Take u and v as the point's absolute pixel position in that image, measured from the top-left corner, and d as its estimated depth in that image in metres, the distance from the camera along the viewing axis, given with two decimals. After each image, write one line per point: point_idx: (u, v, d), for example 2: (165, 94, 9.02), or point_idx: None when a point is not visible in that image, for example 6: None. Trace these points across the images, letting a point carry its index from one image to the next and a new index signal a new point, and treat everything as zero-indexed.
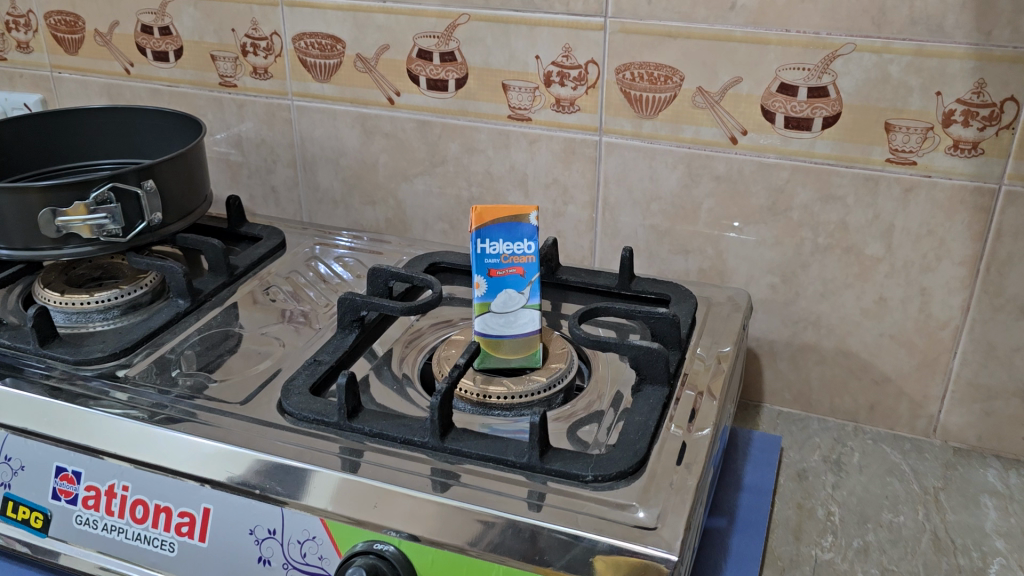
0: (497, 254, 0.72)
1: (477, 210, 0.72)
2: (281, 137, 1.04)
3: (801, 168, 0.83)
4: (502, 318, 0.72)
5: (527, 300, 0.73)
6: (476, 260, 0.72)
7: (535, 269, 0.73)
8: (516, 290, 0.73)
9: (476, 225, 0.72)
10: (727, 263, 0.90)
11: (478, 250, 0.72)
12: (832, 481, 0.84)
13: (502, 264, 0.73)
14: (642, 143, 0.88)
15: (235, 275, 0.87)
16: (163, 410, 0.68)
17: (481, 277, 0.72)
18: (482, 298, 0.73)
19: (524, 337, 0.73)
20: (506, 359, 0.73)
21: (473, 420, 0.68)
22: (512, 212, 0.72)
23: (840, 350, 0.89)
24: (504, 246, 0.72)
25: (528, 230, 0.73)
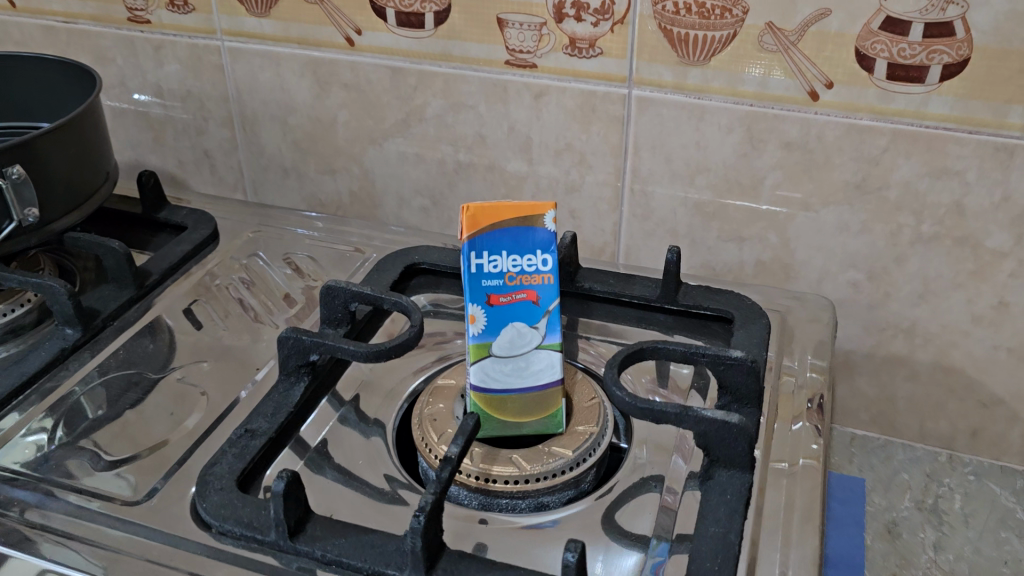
0: (500, 274, 0.52)
1: (470, 211, 0.51)
2: (211, 88, 0.80)
3: (905, 134, 0.61)
4: (509, 365, 0.52)
5: (544, 338, 0.53)
6: (471, 282, 0.52)
7: (554, 293, 0.53)
8: (529, 323, 0.53)
9: (470, 232, 0.51)
10: (794, 255, 0.69)
11: (472, 268, 0.51)
12: (934, 539, 0.65)
13: (507, 287, 0.52)
14: (687, 99, 0.66)
15: (145, 287, 0.66)
16: (31, 520, 0.47)
17: (478, 308, 0.52)
18: (481, 337, 0.52)
19: (541, 392, 0.52)
20: (515, 424, 0.52)
21: (465, 541, 0.47)
22: (520, 213, 0.52)
23: (938, 366, 0.70)
24: (510, 261, 0.52)
25: (542, 238, 0.52)
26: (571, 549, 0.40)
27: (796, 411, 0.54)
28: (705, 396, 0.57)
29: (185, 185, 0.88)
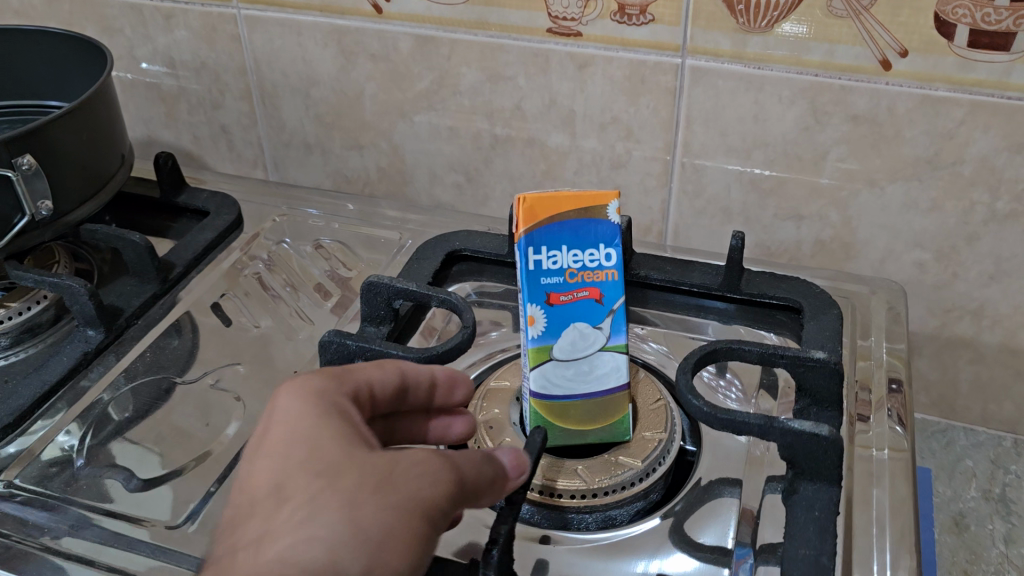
0: (560, 271, 0.48)
1: (527, 202, 0.47)
2: (227, 59, 0.75)
3: (985, 106, 0.57)
4: (573, 369, 0.49)
5: (608, 339, 0.49)
6: (529, 280, 0.47)
7: (618, 290, 0.49)
8: (591, 323, 0.49)
9: (527, 225, 0.47)
10: (856, 234, 0.66)
11: (530, 265, 0.47)
12: (1003, 532, 0.62)
13: (568, 285, 0.48)
14: (745, 69, 0.61)
15: (168, 283, 0.63)
16: (63, 548, 0.45)
17: (536, 308, 0.48)
18: (540, 339, 0.48)
19: (607, 397, 0.49)
20: (580, 432, 0.49)
21: (526, 565, 0.45)
22: (581, 204, 0.48)
23: (1005, 347, 0.67)
24: (571, 257, 0.48)
25: (605, 230, 0.48)
26: None
27: (875, 399, 0.53)
28: (777, 397, 0.53)
29: (203, 162, 0.84)
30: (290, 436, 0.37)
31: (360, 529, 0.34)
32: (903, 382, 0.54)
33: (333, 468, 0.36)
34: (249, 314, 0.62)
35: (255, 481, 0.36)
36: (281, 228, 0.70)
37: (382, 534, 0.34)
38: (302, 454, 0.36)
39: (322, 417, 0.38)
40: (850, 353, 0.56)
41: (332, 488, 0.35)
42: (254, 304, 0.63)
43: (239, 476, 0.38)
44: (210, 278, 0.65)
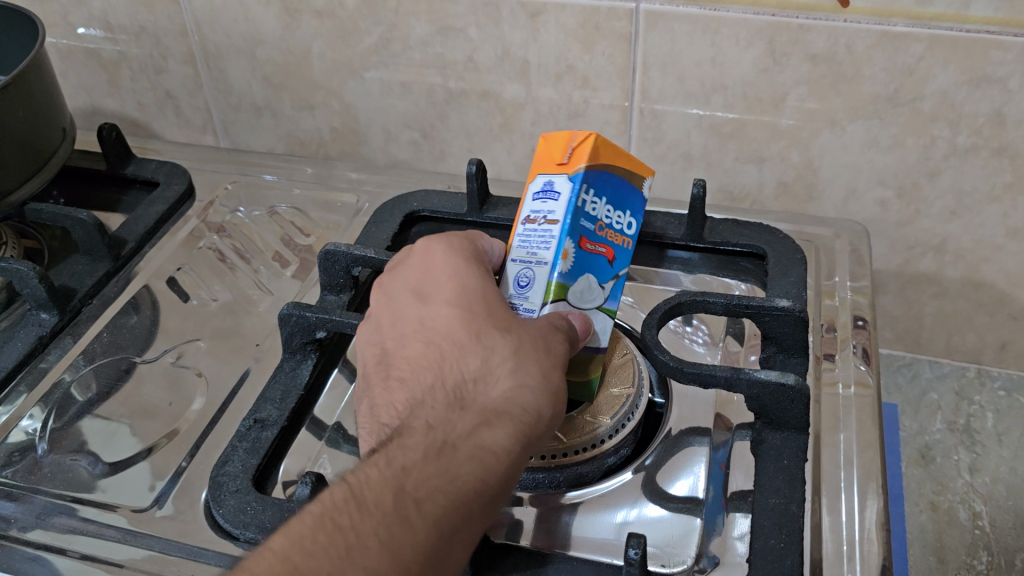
0: (595, 218, 0.47)
1: (592, 140, 0.47)
2: (166, 22, 0.72)
3: (944, 40, 0.56)
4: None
5: (607, 301, 0.47)
6: (574, 215, 0.46)
7: (629, 260, 0.48)
8: (600, 280, 0.47)
9: (591, 162, 0.47)
10: (818, 174, 0.65)
11: (577, 200, 0.46)
12: (968, 462, 0.63)
13: (595, 235, 0.47)
14: (700, 12, 0.59)
15: (122, 259, 0.61)
16: (25, 539, 0.44)
17: (569, 244, 0.46)
18: (561, 277, 0.46)
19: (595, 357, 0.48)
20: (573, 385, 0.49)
21: (499, 527, 0.45)
22: (629, 167, 0.49)
23: (969, 281, 0.67)
24: (607, 208, 0.48)
25: (636, 202, 0.49)
26: (634, 546, 0.37)
27: (841, 339, 0.53)
28: (743, 341, 0.53)
29: (151, 129, 0.82)
30: (463, 290, 0.45)
31: (552, 386, 0.42)
32: (868, 321, 0.54)
33: (513, 324, 0.44)
34: (207, 286, 0.60)
35: (441, 322, 0.45)
36: (234, 195, 0.68)
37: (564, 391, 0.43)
38: (486, 305, 0.45)
39: (481, 274, 0.47)
40: (816, 294, 0.56)
41: (528, 349, 0.43)
42: (213, 274, 0.61)
43: (409, 313, 0.46)
44: (166, 250, 0.63)
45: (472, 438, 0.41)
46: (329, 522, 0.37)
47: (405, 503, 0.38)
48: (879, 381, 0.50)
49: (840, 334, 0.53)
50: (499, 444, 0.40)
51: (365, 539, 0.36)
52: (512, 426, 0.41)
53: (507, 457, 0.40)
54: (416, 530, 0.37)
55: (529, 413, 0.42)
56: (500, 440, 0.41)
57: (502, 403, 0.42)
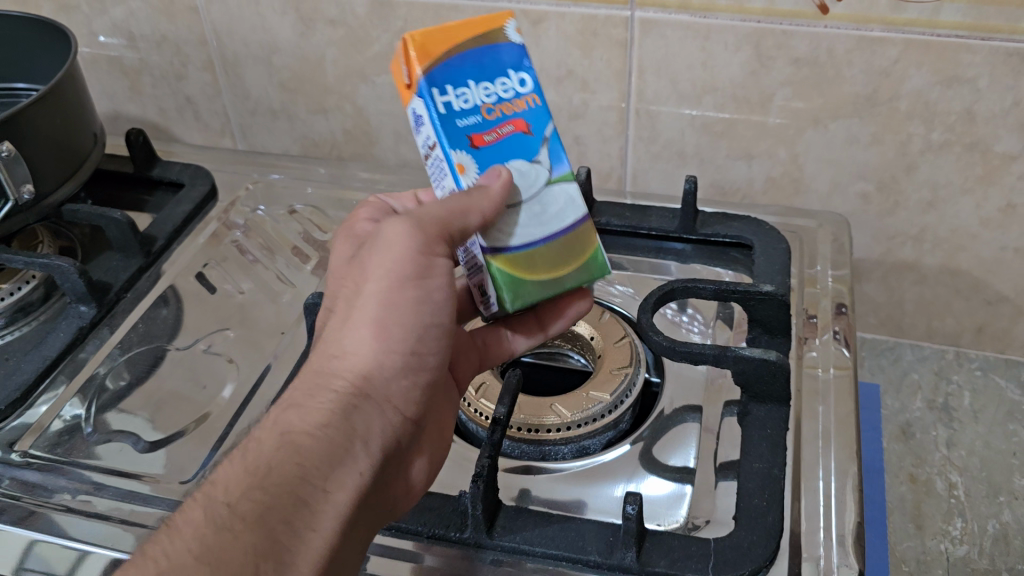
0: (474, 108, 0.45)
1: (417, 42, 0.44)
2: (187, 31, 0.76)
3: (917, 43, 0.60)
4: (524, 214, 0.47)
5: (551, 172, 0.47)
6: (444, 121, 0.44)
7: (543, 113, 0.47)
8: (527, 159, 0.47)
9: (423, 64, 0.44)
10: (804, 169, 0.69)
11: (440, 108, 0.44)
12: (945, 437, 0.68)
13: (488, 124, 0.46)
14: (691, 19, 0.63)
15: (153, 256, 0.65)
16: (79, 509, 0.48)
17: (461, 155, 0.45)
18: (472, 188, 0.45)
19: (575, 233, 0.48)
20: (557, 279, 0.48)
21: (511, 492, 0.49)
22: (478, 32, 0.46)
23: (946, 268, 0.71)
24: (480, 91, 0.45)
25: (507, 55, 0.47)
26: (632, 503, 0.42)
27: (823, 325, 0.57)
28: (732, 326, 0.57)
29: (170, 132, 0.86)
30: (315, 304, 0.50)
31: (360, 337, 0.45)
32: (848, 307, 0.59)
33: (337, 306, 0.48)
34: (233, 280, 0.64)
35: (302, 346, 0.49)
36: (254, 194, 0.73)
37: (383, 321, 0.45)
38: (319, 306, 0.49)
39: (334, 279, 0.51)
40: (800, 283, 0.61)
41: (339, 320, 0.46)
42: (238, 269, 0.66)
43: None
44: (192, 247, 0.67)
45: (282, 422, 0.43)
46: (150, 553, 0.38)
47: (218, 511, 0.39)
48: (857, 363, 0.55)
49: (822, 321, 0.58)
50: (309, 422, 0.42)
51: (182, 557, 0.37)
52: (325, 401, 0.43)
53: (320, 430, 0.42)
54: (238, 533, 0.38)
55: (343, 377, 0.44)
56: (309, 420, 0.43)
57: (317, 378, 0.44)
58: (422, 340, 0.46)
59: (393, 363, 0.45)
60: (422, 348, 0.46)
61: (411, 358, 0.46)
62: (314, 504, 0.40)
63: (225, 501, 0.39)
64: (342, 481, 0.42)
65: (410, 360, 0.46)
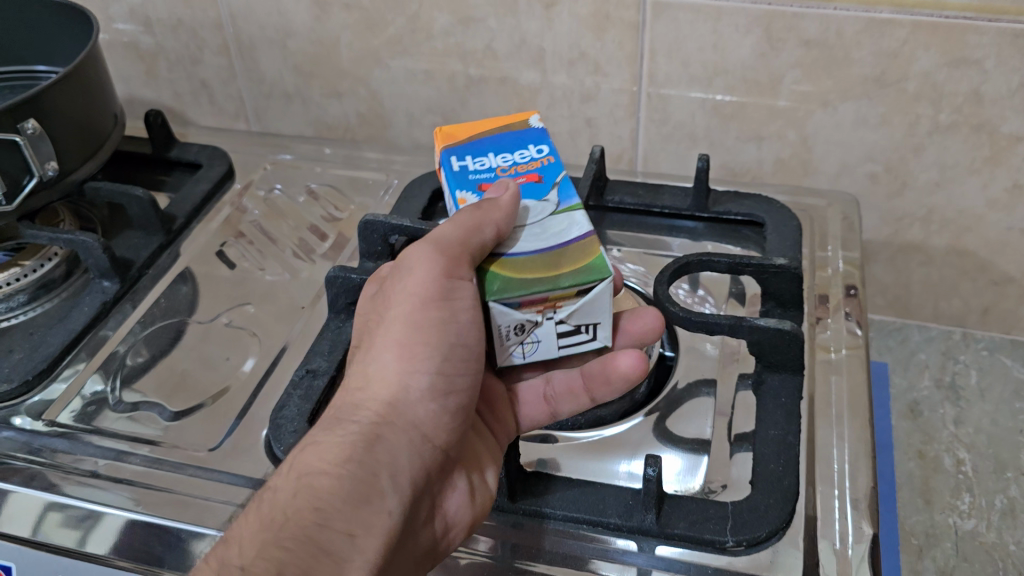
0: (488, 170, 0.52)
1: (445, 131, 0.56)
2: (203, 15, 0.77)
3: (926, 24, 0.61)
4: (528, 232, 0.47)
5: (558, 206, 0.49)
6: (456, 179, 0.51)
7: (558, 169, 0.51)
8: (539, 198, 0.50)
9: (445, 143, 0.55)
10: (813, 150, 0.70)
11: (456, 168, 0.52)
12: (953, 415, 0.69)
13: (501, 177, 0.51)
14: (703, 1, 0.64)
15: (173, 233, 0.66)
16: (110, 474, 0.50)
17: (466, 195, 0.50)
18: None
19: (577, 245, 0.46)
20: (549, 278, 0.44)
21: (531, 460, 0.51)
22: (500, 123, 0.57)
23: (953, 249, 0.72)
24: (496, 158, 0.53)
25: (532, 134, 0.55)
26: (651, 465, 0.43)
27: (833, 302, 0.59)
28: (745, 303, 0.58)
29: (185, 117, 0.87)
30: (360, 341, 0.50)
31: (383, 371, 0.45)
32: (858, 285, 0.60)
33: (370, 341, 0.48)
34: (252, 258, 0.66)
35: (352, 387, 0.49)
36: (271, 176, 0.74)
37: (405, 345, 0.45)
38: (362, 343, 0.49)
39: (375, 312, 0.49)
40: (810, 263, 0.62)
41: (370, 353, 0.47)
42: (257, 248, 0.67)
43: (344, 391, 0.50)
44: (211, 226, 0.68)
45: (301, 462, 0.43)
46: None
47: (227, 564, 0.39)
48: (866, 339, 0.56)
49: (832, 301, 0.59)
50: (326, 461, 0.42)
51: None
52: (343, 437, 0.44)
53: (336, 469, 0.42)
54: None
55: (368, 409, 0.45)
56: (324, 458, 0.43)
57: (342, 413, 0.45)
58: (451, 363, 0.45)
59: (420, 385, 0.45)
60: (451, 369, 0.45)
61: (439, 382, 0.45)
62: (340, 553, 0.40)
63: (240, 562, 0.39)
64: (369, 524, 0.42)
65: (438, 385, 0.45)
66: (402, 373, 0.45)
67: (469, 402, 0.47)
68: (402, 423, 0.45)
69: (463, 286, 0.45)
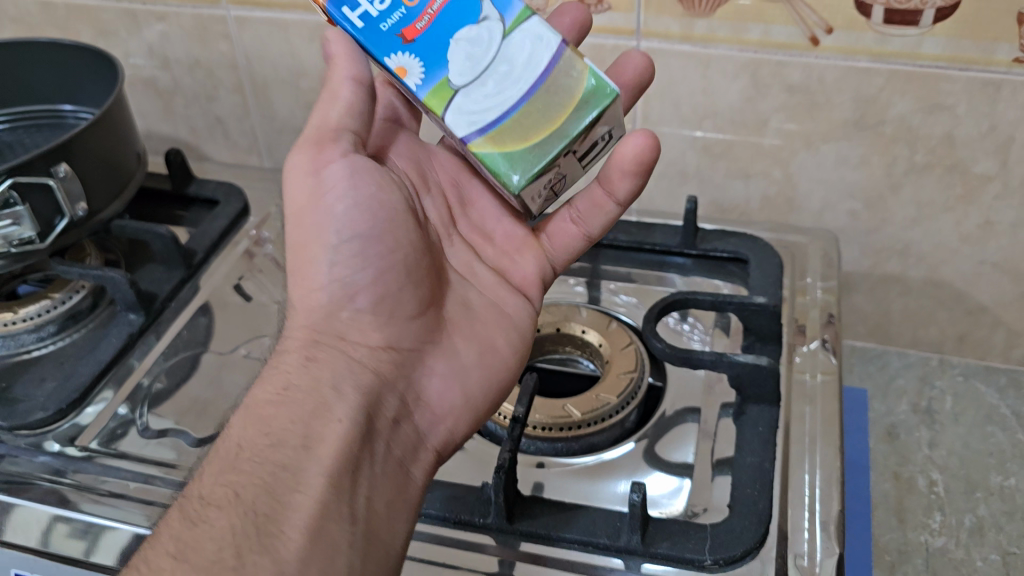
0: (394, 6, 0.51)
1: (332, 2, 0.52)
2: (220, 56, 0.81)
3: (901, 74, 0.65)
4: (495, 82, 0.49)
5: (504, 22, 0.50)
6: (365, 32, 0.51)
7: None
8: (473, 19, 0.50)
9: (336, 21, 0.52)
10: (797, 187, 0.74)
11: (361, 46, 0.51)
12: (928, 438, 0.73)
13: (412, 7, 0.51)
14: (693, 49, 0.69)
15: (193, 267, 0.70)
16: (140, 495, 0.54)
17: (395, 50, 0.50)
18: (426, 82, 0.50)
19: (554, 69, 0.49)
20: (555, 131, 0.48)
21: (527, 484, 0.54)
22: None
23: (930, 281, 0.76)
24: (397, 11, 0.51)
25: None
26: (636, 491, 0.47)
27: (812, 334, 0.62)
28: (729, 333, 0.62)
29: (200, 150, 0.91)
30: None
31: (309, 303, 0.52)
32: (836, 318, 0.64)
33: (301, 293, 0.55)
34: (266, 291, 0.69)
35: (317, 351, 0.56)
36: (283, 210, 0.78)
37: (298, 265, 0.53)
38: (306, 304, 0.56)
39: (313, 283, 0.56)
40: (791, 297, 0.66)
41: (298, 293, 0.54)
42: (270, 280, 0.71)
43: None
44: (227, 260, 0.72)
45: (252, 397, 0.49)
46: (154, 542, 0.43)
47: (195, 500, 0.44)
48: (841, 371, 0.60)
49: (810, 329, 0.63)
50: (266, 393, 0.48)
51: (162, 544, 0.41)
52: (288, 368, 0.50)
53: (275, 395, 0.48)
54: (214, 519, 0.42)
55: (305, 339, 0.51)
56: (267, 392, 0.49)
57: (283, 352, 0.51)
58: (342, 260, 0.52)
59: (331, 294, 0.52)
60: (344, 268, 0.52)
61: (340, 283, 0.52)
62: (296, 463, 0.45)
63: (201, 491, 0.44)
64: (319, 436, 0.46)
65: (338, 288, 0.52)
66: (305, 292, 0.53)
67: (383, 293, 0.52)
68: (330, 337, 0.52)
69: (328, 174, 0.51)
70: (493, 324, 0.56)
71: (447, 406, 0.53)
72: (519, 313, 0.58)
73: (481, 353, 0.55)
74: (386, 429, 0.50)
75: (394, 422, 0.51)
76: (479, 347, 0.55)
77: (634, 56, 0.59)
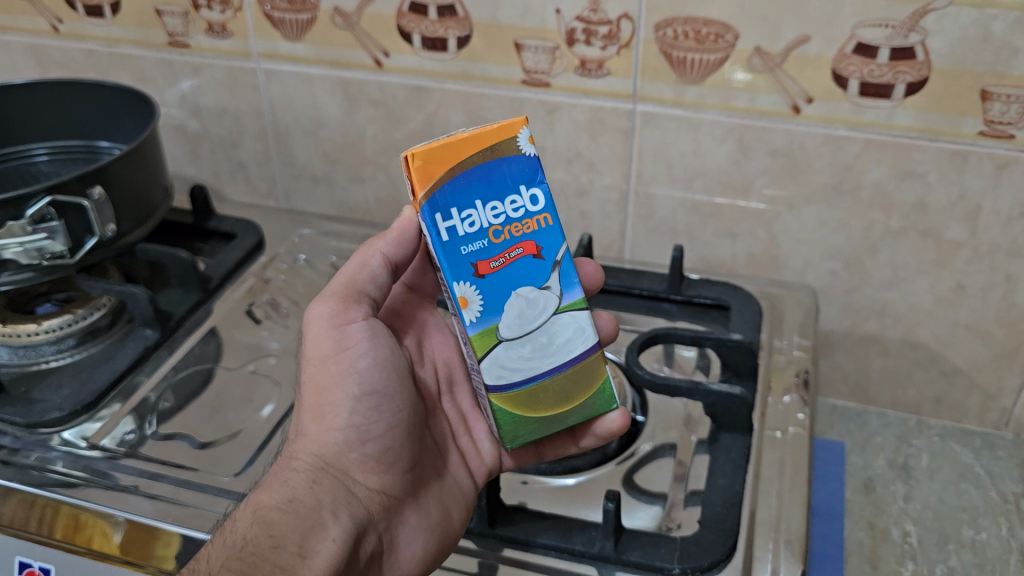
0: (479, 233, 0.52)
1: (422, 167, 0.51)
2: (247, 105, 0.88)
3: (876, 143, 0.70)
4: (531, 346, 0.54)
5: (562, 299, 0.55)
6: (448, 249, 0.52)
7: (554, 237, 0.54)
8: (538, 285, 0.54)
9: (426, 189, 0.51)
10: (780, 247, 0.79)
11: (440, 232, 0.52)
12: (904, 492, 0.75)
13: (493, 248, 0.53)
14: (685, 113, 0.74)
15: (209, 291, 0.74)
16: (146, 490, 0.57)
17: (468, 285, 0.52)
18: (480, 321, 0.53)
19: (581, 363, 0.55)
20: (565, 414, 0.55)
21: (511, 492, 0.59)
22: (484, 148, 0.53)
23: (906, 342, 0.80)
24: (484, 215, 0.52)
25: (512, 173, 0.53)
26: (610, 499, 0.51)
27: (782, 383, 0.67)
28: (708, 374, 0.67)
29: (221, 193, 0.96)
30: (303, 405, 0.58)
31: (322, 413, 0.53)
32: (810, 372, 0.68)
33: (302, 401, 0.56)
34: (276, 319, 0.74)
35: None
36: (295, 249, 0.82)
37: (319, 407, 0.53)
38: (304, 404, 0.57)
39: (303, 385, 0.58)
40: (768, 352, 0.70)
41: (308, 410, 0.54)
42: (281, 309, 0.75)
43: None
44: (240, 290, 0.76)
45: (256, 500, 0.51)
46: None
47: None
48: (810, 422, 0.63)
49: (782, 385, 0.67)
50: (273, 502, 0.50)
51: None
52: (296, 484, 0.51)
53: (282, 503, 0.50)
54: None
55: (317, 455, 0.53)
56: (274, 499, 0.51)
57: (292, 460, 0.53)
58: (361, 411, 0.53)
59: (343, 435, 0.53)
60: (362, 417, 0.53)
61: (355, 429, 0.53)
62: (293, 567, 0.47)
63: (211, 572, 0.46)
64: (314, 549, 0.49)
65: (354, 433, 0.53)
66: (322, 429, 0.53)
67: (389, 444, 0.54)
68: (335, 468, 0.53)
69: (351, 332, 0.54)
70: (457, 500, 0.57)
71: (413, 558, 0.54)
72: (473, 493, 0.58)
73: (450, 518, 0.56)
74: (361, 563, 0.52)
75: (369, 557, 0.53)
76: (448, 510, 0.56)
77: (587, 265, 0.63)
